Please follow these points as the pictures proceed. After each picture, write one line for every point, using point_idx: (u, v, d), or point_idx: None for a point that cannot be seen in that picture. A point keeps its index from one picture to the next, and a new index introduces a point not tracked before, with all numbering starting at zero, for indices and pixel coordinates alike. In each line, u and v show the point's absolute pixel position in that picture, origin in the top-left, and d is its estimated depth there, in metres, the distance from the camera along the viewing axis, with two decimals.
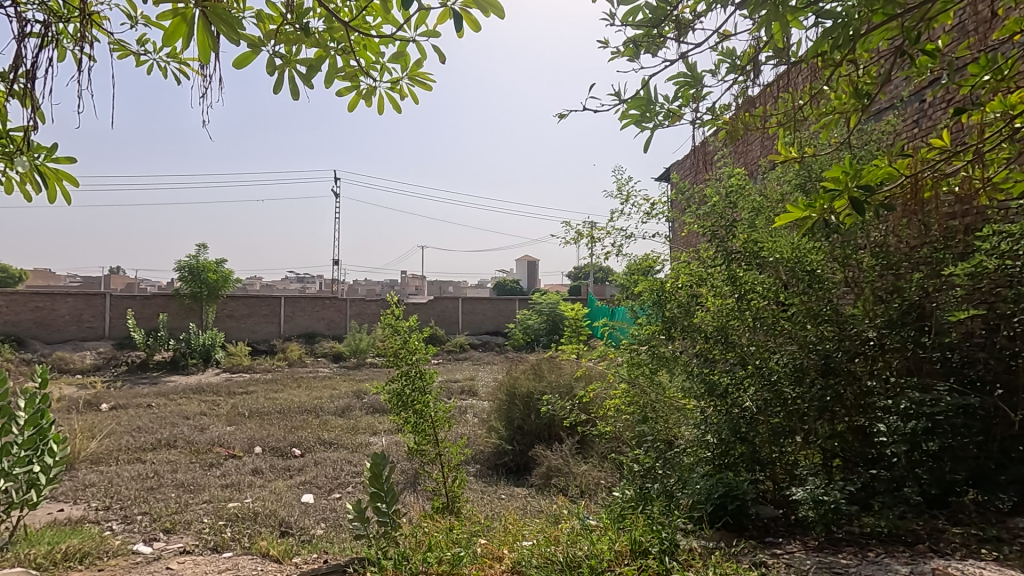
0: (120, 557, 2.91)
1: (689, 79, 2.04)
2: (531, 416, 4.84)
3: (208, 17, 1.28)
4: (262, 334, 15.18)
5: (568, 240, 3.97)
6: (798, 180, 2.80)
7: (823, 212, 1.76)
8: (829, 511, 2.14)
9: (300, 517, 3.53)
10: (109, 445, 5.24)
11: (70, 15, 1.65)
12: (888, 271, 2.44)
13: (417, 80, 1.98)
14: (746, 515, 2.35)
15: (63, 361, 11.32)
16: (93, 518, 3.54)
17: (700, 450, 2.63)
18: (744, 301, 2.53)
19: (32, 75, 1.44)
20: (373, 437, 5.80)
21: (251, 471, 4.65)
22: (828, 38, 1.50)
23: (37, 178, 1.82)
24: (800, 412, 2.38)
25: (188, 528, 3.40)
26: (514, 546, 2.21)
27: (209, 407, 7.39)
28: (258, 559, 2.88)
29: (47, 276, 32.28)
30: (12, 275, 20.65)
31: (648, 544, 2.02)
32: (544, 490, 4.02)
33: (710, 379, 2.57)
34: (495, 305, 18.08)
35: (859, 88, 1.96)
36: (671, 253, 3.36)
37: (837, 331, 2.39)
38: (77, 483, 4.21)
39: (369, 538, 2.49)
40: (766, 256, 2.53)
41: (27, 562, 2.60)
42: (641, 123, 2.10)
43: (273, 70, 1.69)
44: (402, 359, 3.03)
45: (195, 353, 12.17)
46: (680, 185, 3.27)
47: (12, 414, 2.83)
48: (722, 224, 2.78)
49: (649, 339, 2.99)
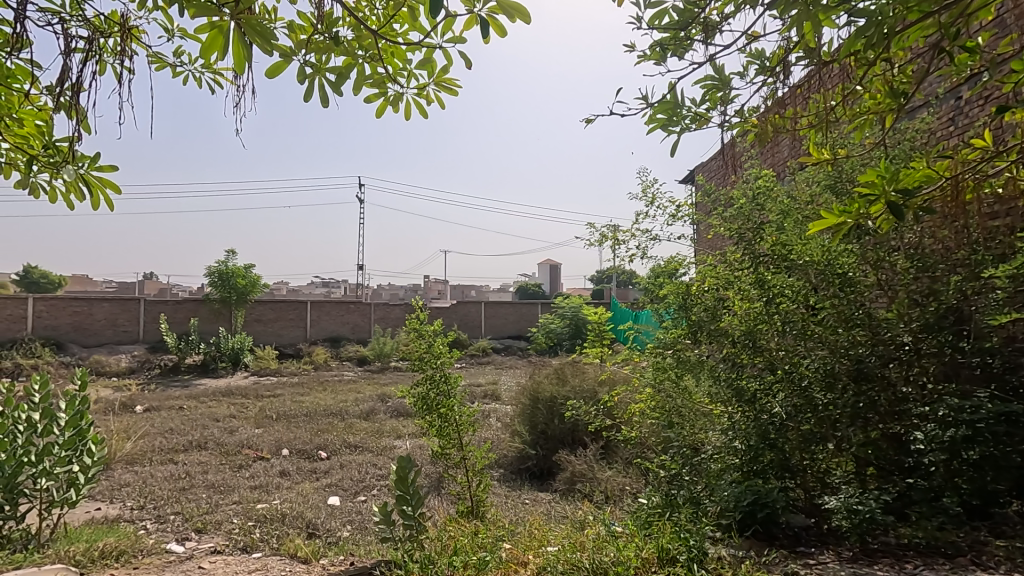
0: (154, 555, 2.99)
1: (717, 82, 2.00)
2: (555, 421, 4.82)
3: (243, 29, 1.34)
4: (288, 338, 15.47)
5: (592, 242, 3.92)
6: (827, 181, 2.75)
7: (858, 217, 1.71)
8: (865, 520, 2.11)
9: (327, 520, 3.58)
10: (143, 446, 5.38)
11: (110, 28, 1.72)
12: (925, 273, 2.37)
13: (443, 86, 2.00)
14: (776, 523, 2.31)
15: (100, 364, 11.71)
16: (128, 517, 3.64)
17: (727, 456, 2.56)
18: (773, 304, 2.49)
19: (78, 88, 1.52)
20: (398, 441, 5.84)
21: (279, 473, 4.74)
22: (862, 35, 1.47)
23: (81, 188, 1.92)
24: (831, 418, 2.32)
25: (218, 529, 3.47)
26: (538, 552, 2.22)
27: (237, 407, 7.72)
28: (287, 559, 2.93)
29: (85, 282, 33.62)
30: (53, 282, 21.60)
31: (676, 551, 1.99)
32: (569, 495, 4.00)
33: (738, 384, 2.52)
34: (517, 309, 18.10)
35: (895, 87, 1.90)
36: (697, 257, 3.32)
37: (870, 335, 2.35)
38: (113, 482, 4.35)
39: (395, 541, 2.49)
40: (795, 259, 2.49)
41: (68, 558, 2.71)
42: (668, 127, 2.08)
43: (303, 78, 1.72)
44: (427, 363, 3.04)
45: (225, 356, 12.50)
46: (707, 187, 3.23)
47: (52, 416, 2.99)
48: (749, 226, 2.75)
49: (674, 343, 2.98)
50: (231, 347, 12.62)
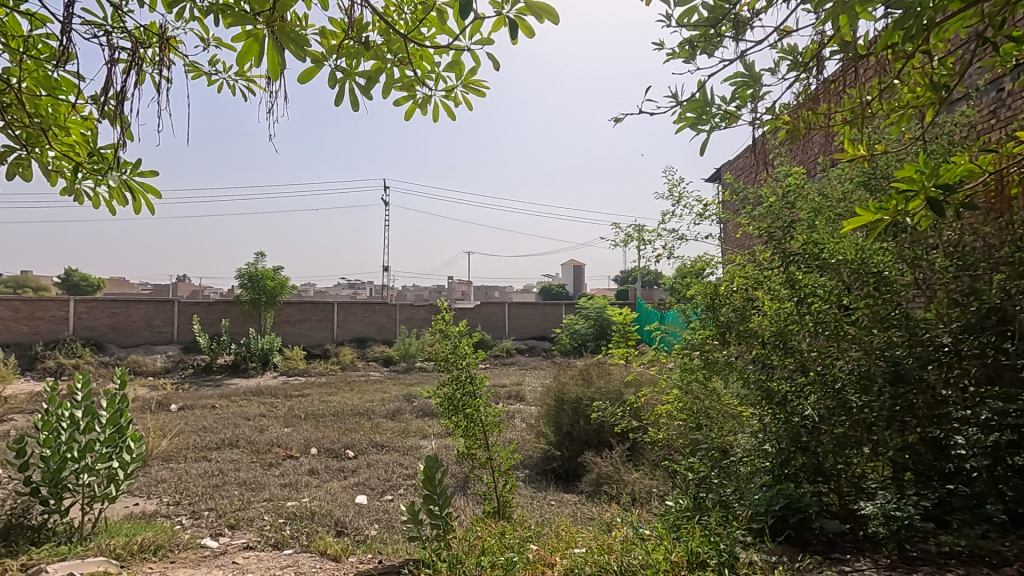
0: (190, 550, 3.07)
1: (748, 79, 1.97)
2: (580, 422, 4.79)
3: (278, 37, 1.37)
4: (315, 339, 15.75)
5: (618, 243, 3.89)
6: (861, 178, 2.68)
7: (896, 214, 1.67)
8: (903, 527, 2.04)
9: (355, 518, 3.63)
10: (178, 444, 5.54)
11: (149, 40, 1.78)
12: (965, 272, 2.26)
13: (471, 87, 2.01)
14: (809, 529, 2.28)
15: (136, 364, 12.11)
16: (164, 512, 3.75)
17: (758, 460, 2.53)
18: (804, 304, 2.44)
19: (121, 96, 1.58)
20: (423, 441, 5.89)
21: (308, 471, 4.82)
22: (900, 28, 1.42)
23: (125, 194, 2.00)
24: (867, 421, 2.24)
25: (250, 525, 3.55)
26: (565, 554, 2.22)
27: (267, 407, 7.89)
28: (317, 556, 2.98)
29: (122, 284, 34.83)
30: (91, 284, 22.43)
31: (706, 555, 1.97)
32: (595, 497, 3.98)
33: (767, 386, 2.47)
34: (541, 309, 18.07)
35: (935, 80, 1.84)
36: (725, 256, 3.27)
37: (907, 336, 2.27)
38: (150, 478, 4.50)
39: (423, 540, 2.50)
40: (827, 258, 2.43)
41: (108, 552, 2.80)
42: (697, 126, 2.05)
43: (335, 83, 1.75)
44: (453, 363, 3.06)
45: (255, 356, 12.80)
46: (734, 185, 3.17)
47: (94, 414, 3.08)
48: (779, 225, 2.67)
49: (702, 344, 2.96)
50: (261, 347, 12.92)
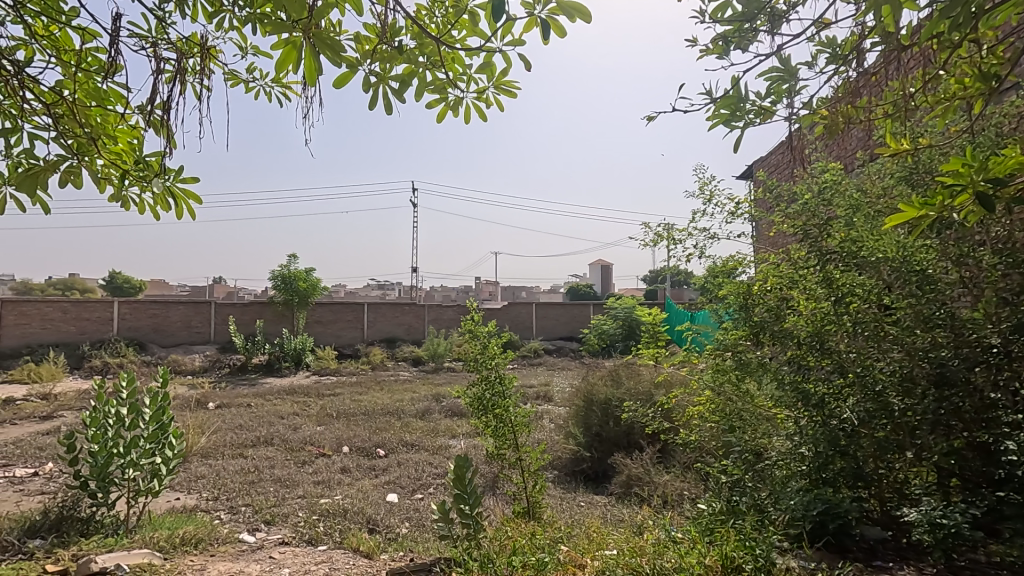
0: (229, 544, 3.16)
1: (783, 73, 1.92)
2: (609, 424, 4.75)
3: (315, 45, 1.41)
4: (346, 339, 16.03)
5: (647, 242, 3.85)
6: (901, 173, 2.58)
7: (942, 209, 1.61)
8: (950, 535, 1.96)
9: (387, 516, 3.68)
10: (216, 441, 5.71)
11: (190, 51, 1.84)
12: (1016, 270, 2.09)
13: (502, 88, 2.03)
14: (849, 535, 2.23)
15: (175, 363, 12.53)
16: (204, 507, 3.87)
17: (794, 463, 2.46)
18: (842, 304, 2.38)
19: (167, 106, 1.64)
20: (452, 440, 5.93)
21: (340, 469, 4.91)
22: (946, 17, 1.37)
23: (168, 200, 2.07)
24: (911, 425, 2.17)
25: (285, 521, 3.64)
26: (596, 555, 2.20)
27: (300, 406, 8.07)
28: (350, 553, 3.03)
29: (161, 286, 36.10)
30: (133, 287, 23.32)
31: (741, 560, 1.92)
32: (625, 499, 3.96)
33: (803, 388, 2.41)
34: (568, 309, 18.01)
35: (986, 69, 1.76)
36: (758, 255, 3.20)
37: (952, 337, 2.13)
38: (190, 474, 4.65)
39: (453, 539, 2.52)
40: (866, 256, 2.38)
41: (152, 544, 2.91)
42: (730, 123, 2.02)
43: (369, 88, 1.79)
44: (482, 364, 3.07)
45: (288, 356, 13.11)
46: (768, 182, 3.10)
47: (139, 412, 3.21)
48: (815, 222, 2.62)
49: (734, 345, 2.92)
50: (294, 347, 13.24)
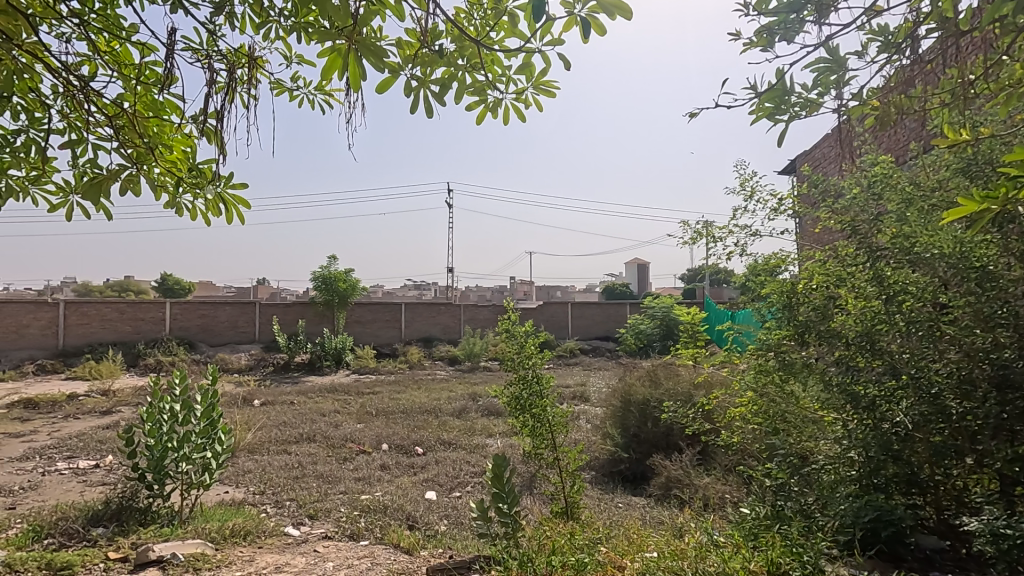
0: (275, 536, 3.27)
1: (831, 64, 1.85)
2: (647, 424, 4.69)
3: (358, 49, 1.44)
4: (383, 338, 16.34)
5: (686, 240, 3.78)
6: (958, 164, 2.45)
7: (1007, 203, 1.51)
8: (1016, 547, 1.84)
9: (426, 513, 3.73)
10: (261, 437, 5.92)
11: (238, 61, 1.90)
12: None
13: (541, 88, 2.03)
14: (902, 543, 2.15)
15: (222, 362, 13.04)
16: (251, 501, 4.02)
17: (843, 468, 2.38)
18: (894, 302, 2.29)
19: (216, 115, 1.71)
20: (489, 440, 5.97)
21: (379, 466, 5.01)
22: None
23: (219, 205, 2.16)
24: (970, 429, 2.06)
25: (328, 516, 3.74)
26: (636, 557, 2.18)
27: (340, 403, 8.27)
28: (391, 548, 3.09)
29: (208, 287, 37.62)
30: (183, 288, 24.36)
31: (787, 566, 1.86)
32: (665, 501, 3.91)
33: (853, 390, 2.33)
34: (604, 309, 17.86)
35: None
36: (803, 252, 3.10)
37: (1017, 336, 2.00)
38: (238, 468, 4.83)
39: (492, 537, 2.54)
40: (922, 251, 2.27)
41: (204, 535, 3.04)
42: (774, 117, 1.96)
43: (410, 92, 1.82)
44: (519, 364, 3.08)
45: (328, 356, 13.46)
46: (813, 177, 3.00)
47: (190, 408, 3.35)
48: (864, 217, 2.52)
49: (778, 344, 2.83)
50: (334, 347, 13.59)
